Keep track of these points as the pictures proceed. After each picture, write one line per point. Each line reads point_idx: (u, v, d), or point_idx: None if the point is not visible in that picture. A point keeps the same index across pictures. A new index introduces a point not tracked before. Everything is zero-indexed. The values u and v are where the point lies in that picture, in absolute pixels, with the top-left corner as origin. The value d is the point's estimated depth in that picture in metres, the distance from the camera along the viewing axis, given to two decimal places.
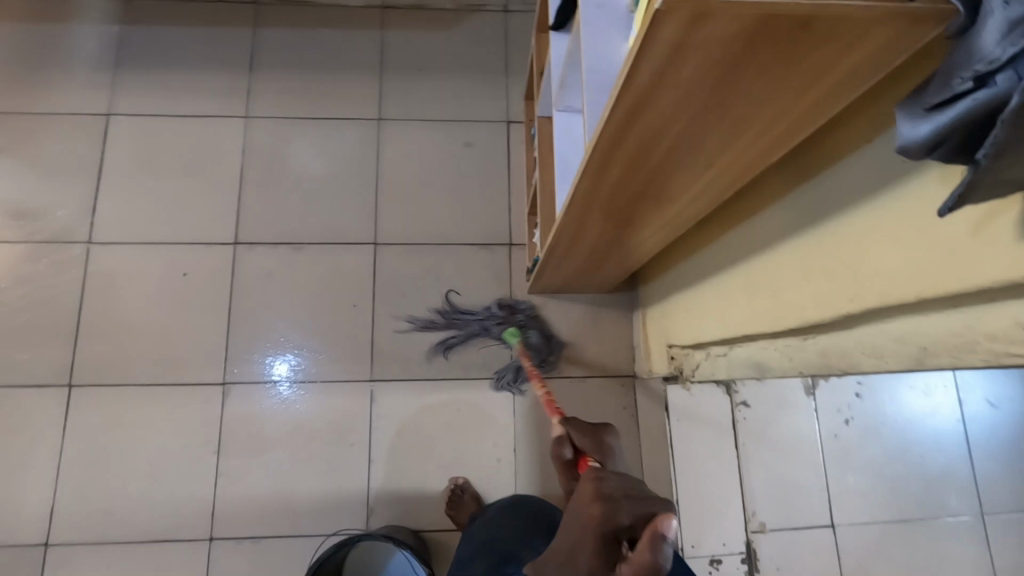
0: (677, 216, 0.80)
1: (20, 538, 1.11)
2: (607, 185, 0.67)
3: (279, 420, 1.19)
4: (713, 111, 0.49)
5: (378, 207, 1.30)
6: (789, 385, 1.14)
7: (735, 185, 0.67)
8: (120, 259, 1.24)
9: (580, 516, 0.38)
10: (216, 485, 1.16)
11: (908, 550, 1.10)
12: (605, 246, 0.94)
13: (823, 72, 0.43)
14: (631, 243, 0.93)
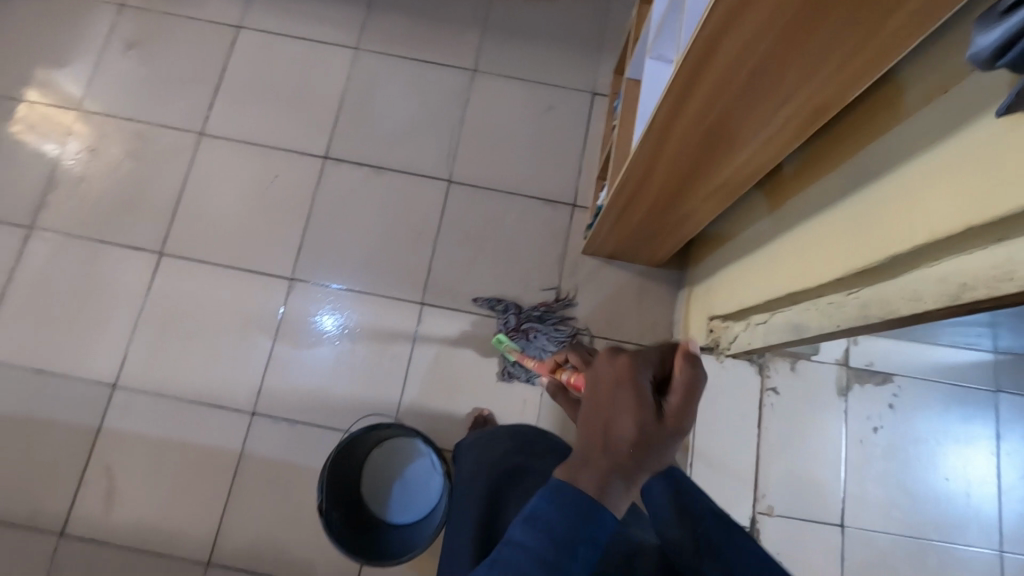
0: (734, 181, 0.85)
1: (92, 376, 1.24)
2: (683, 115, 0.74)
3: (324, 342, 1.27)
4: (801, 31, 0.55)
5: (458, 148, 1.38)
6: (823, 381, 1.14)
7: (792, 147, 0.72)
8: (222, 153, 1.36)
9: (608, 375, 0.43)
10: (267, 368, 1.26)
11: (914, 567, 1.09)
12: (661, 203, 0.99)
13: (895, 12, 0.49)
14: (684, 206, 0.98)
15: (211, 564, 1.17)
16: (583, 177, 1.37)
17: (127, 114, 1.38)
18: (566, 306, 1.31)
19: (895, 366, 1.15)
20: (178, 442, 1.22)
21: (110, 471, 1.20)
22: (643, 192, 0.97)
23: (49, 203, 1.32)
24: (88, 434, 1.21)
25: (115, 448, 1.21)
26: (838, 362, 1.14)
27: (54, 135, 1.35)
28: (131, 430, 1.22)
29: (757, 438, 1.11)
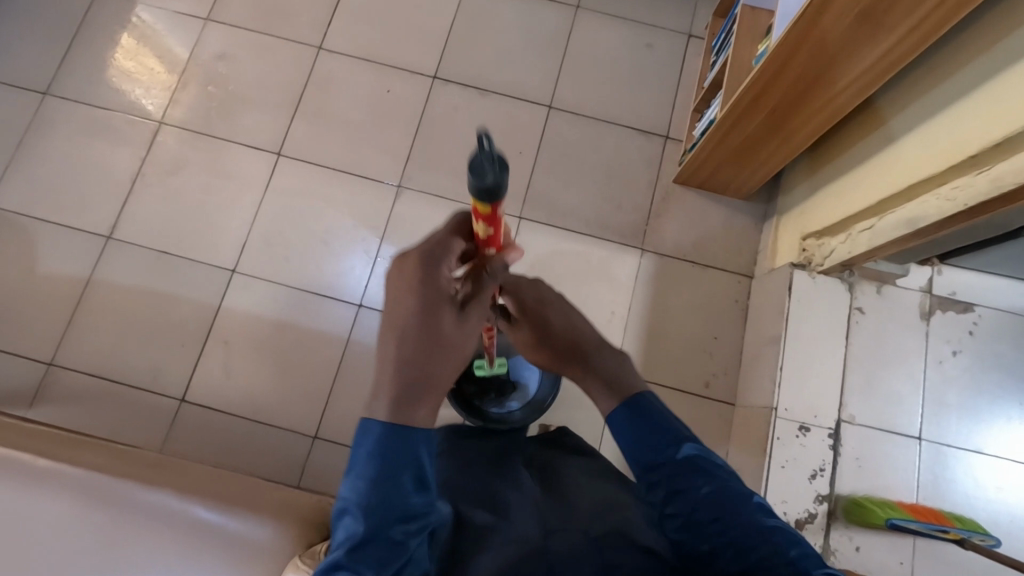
0: (846, 96, 0.95)
1: (215, 260, 1.34)
2: (818, 27, 0.84)
3: (360, 283, 1.34)
4: None
5: (559, 77, 1.47)
6: (906, 305, 1.20)
7: (907, 59, 0.83)
8: (341, 67, 1.46)
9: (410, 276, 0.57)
10: (373, 260, 1.35)
11: (987, 482, 1.14)
12: (769, 127, 1.08)
13: None
14: (792, 128, 1.07)
15: (318, 437, 1.25)
16: (677, 112, 1.45)
17: (253, 25, 1.47)
18: (656, 228, 1.38)
19: (977, 297, 1.20)
20: (290, 326, 1.31)
21: (227, 346, 1.29)
22: (755, 114, 1.06)
23: (178, 102, 1.42)
24: (208, 310, 1.31)
25: (232, 326, 1.30)
26: (922, 289, 1.20)
27: (154, 96, 1.43)
28: (247, 311, 1.31)
29: (845, 355, 1.16)
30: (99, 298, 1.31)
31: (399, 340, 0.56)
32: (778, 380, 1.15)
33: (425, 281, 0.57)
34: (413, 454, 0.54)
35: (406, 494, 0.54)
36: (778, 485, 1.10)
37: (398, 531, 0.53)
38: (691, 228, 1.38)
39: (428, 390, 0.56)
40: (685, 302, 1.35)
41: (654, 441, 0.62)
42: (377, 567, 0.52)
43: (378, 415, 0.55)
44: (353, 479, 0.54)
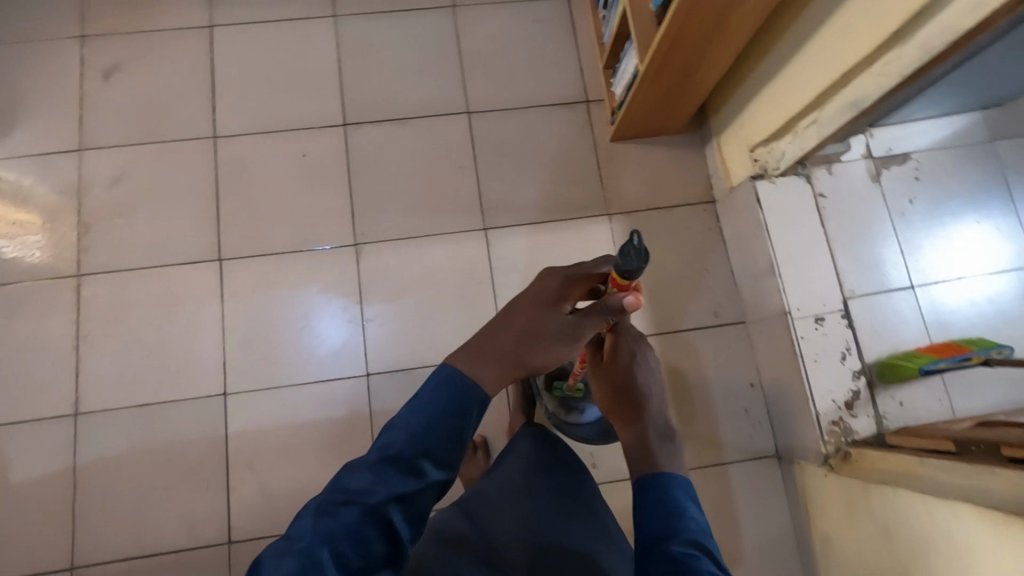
0: (759, 7, 0.99)
1: (200, 391, 1.24)
2: None
3: (357, 342, 1.29)
4: None
5: (466, 82, 1.44)
6: (857, 176, 1.29)
7: None
8: (246, 148, 1.37)
9: (546, 285, 0.79)
10: (359, 317, 1.31)
11: (979, 300, 1.25)
12: (692, 61, 1.12)
13: None
14: (713, 54, 1.11)
15: None
16: (587, 74, 1.46)
17: (135, 139, 1.36)
18: (613, 190, 1.40)
19: (909, 145, 1.31)
20: (308, 424, 1.25)
21: (254, 470, 1.22)
22: (678, 53, 1.09)
23: (88, 247, 1.30)
24: (217, 444, 1.22)
25: (250, 449, 1.22)
26: (864, 156, 1.29)
27: (59, 250, 1.29)
28: (258, 427, 1.23)
29: (828, 240, 1.23)
30: (95, 480, 1.19)
31: (517, 319, 0.77)
32: (782, 285, 1.20)
33: (551, 302, 0.78)
34: (460, 398, 0.68)
35: (441, 438, 0.66)
36: (817, 379, 1.16)
37: (423, 466, 0.66)
38: (644, 178, 1.42)
39: (503, 354, 0.73)
40: (666, 248, 1.38)
41: (663, 518, 0.73)
42: (399, 480, 0.64)
43: (462, 356, 0.72)
44: (408, 414, 0.68)
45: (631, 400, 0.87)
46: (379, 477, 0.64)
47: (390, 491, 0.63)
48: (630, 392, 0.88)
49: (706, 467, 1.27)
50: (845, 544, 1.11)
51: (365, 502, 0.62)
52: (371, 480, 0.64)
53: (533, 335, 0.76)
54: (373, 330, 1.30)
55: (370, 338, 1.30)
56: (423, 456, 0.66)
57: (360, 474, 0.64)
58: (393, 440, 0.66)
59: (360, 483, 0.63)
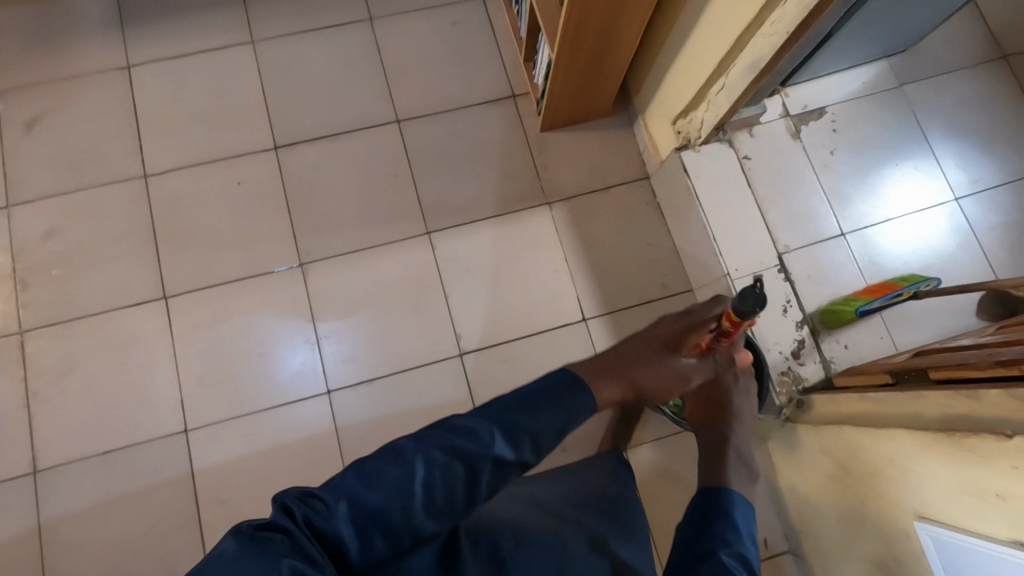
0: None
1: (161, 431, 1.23)
2: None
3: (314, 364, 1.29)
4: None
5: (392, 91, 1.46)
6: (778, 135, 1.33)
7: None
8: (179, 183, 1.36)
9: (667, 322, 0.93)
10: (312, 340, 1.31)
11: (905, 239, 1.32)
12: (600, 45, 1.15)
13: None
14: (619, 35, 1.14)
15: None
16: (510, 70, 1.49)
17: (64, 188, 1.34)
18: (550, 179, 1.43)
19: (823, 100, 1.36)
20: (275, 449, 1.24)
21: (226, 502, 1.21)
22: (584, 38, 1.12)
23: (28, 302, 1.28)
24: (184, 481, 1.21)
25: (219, 482, 1.22)
26: (782, 116, 1.34)
27: None
28: (224, 459, 1.23)
29: (757, 200, 1.28)
30: (62, 535, 1.17)
31: (633, 344, 0.90)
32: (719, 249, 1.23)
33: (667, 335, 0.91)
34: (573, 390, 0.80)
35: (547, 423, 0.76)
36: (763, 333, 1.20)
37: (522, 444, 0.75)
38: (578, 163, 1.45)
39: (612, 371, 0.85)
40: (608, 228, 1.41)
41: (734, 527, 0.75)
42: (502, 443, 0.73)
43: (582, 367, 0.85)
44: (512, 395, 0.79)
45: (715, 415, 0.91)
46: (485, 434, 0.73)
47: (493, 449, 0.72)
48: (720, 410, 0.91)
49: (673, 436, 1.30)
50: (809, 489, 1.12)
51: (468, 448, 0.71)
52: (478, 433, 0.73)
53: (644, 360, 0.88)
54: (329, 350, 1.30)
55: (327, 358, 1.30)
56: (522, 430, 0.75)
57: (465, 426, 0.74)
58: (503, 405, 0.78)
59: (466, 430, 0.73)
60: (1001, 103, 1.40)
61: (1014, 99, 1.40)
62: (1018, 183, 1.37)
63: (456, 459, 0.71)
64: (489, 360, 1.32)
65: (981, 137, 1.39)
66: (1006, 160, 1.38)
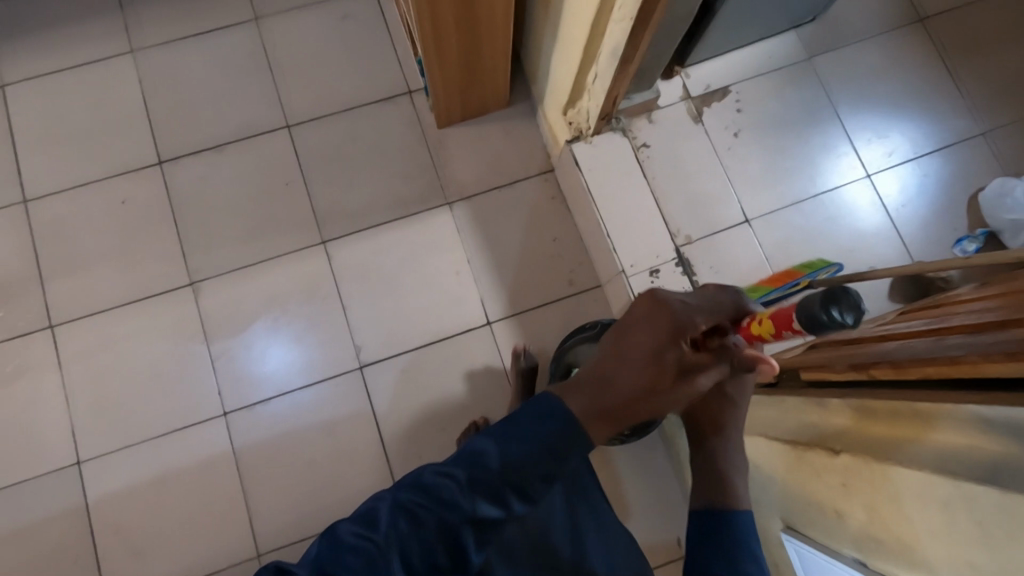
0: None
1: (53, 464, 1.21)
2: None
3: (272, 371, 1.27)
4: None
5: (281, 94, 1.39)
6: (678, 118, 1.26)
7: None
8: (60, 207, 1.32)
9: (660, 315, 0.58)
10: (283, 342, 1.29)
11: (816, 220, 1.26)
12: (468, 37, 1.08)
13: None
14: (486, 26, 1.07)
15: (261, 553, 1.19)
16: (405, 64, 1.42)
17: None
18: (450, 177, 1.37)
19: (727, 78, 1.29)
20: (171, 476, 1.22)
21: (120, 533, 1.19)
22: (446, 32, 1.05)
23: None
24: (79, 515, 1.19)
25: (114, 513, 1.19)
26: (683, 98, 1.27)
27: None
28: (117, 490, 1.20)
29: (654, 190, 1.22)
30: None
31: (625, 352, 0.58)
32: (612, 245, 1.17)
33: (666, 334, 0.57)
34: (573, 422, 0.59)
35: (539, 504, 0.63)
36: None
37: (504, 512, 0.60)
38: (480, 158, 1.38)
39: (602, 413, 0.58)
40: (512, 225, 1.36)
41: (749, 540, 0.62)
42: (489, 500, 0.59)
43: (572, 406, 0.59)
44: (516, 425, 0.59)
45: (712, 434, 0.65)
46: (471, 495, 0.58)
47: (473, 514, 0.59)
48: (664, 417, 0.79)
49: None
50: None
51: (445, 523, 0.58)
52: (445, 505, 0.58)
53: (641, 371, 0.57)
54: (284, 357, 1.28)
55: (282, 364, 1.28)
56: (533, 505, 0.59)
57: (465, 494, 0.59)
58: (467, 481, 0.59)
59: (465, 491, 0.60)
60: (917, 71, 1.33)
61: (931, 65, 1.33)
62: (936, 154, 1.30)
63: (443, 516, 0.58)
64: (390, 371, 1.28)
65: (897, 107, 1.31)
66: (923, 130, 1.31)
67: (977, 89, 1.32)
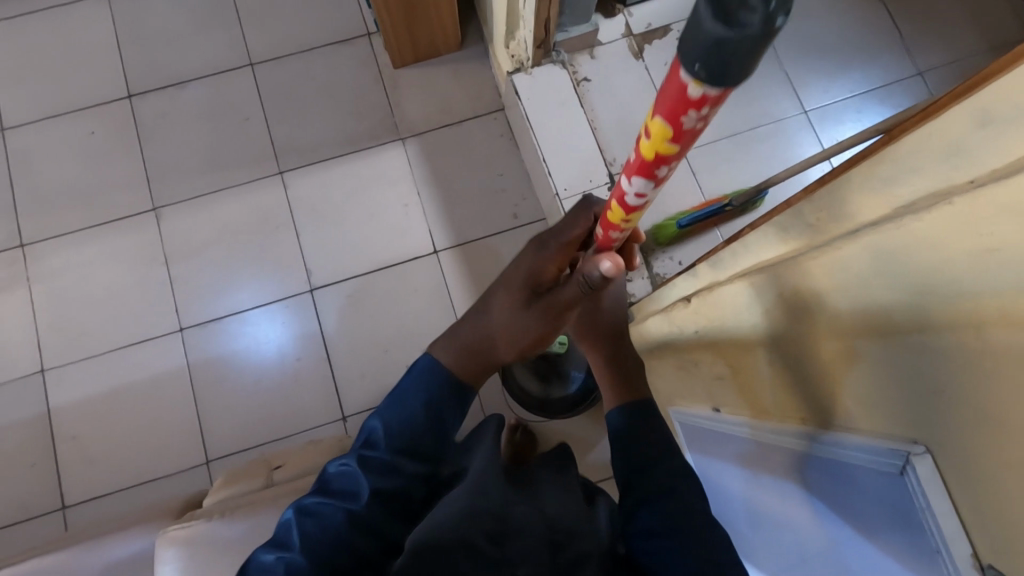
0: None
1: (18, 372, 1.28)
2: None
3: (226, 293, 1.34)
4: None
5: (244, 35, 1.46)
6: (618, 55, 1.31)
7: None
8: (33, 136, 1.40)
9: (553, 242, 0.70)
10: (251, 286, 1.34)
11: (751, 153, 1.29)
12: None
13: None
14: None
15: (209, 460, 1.25)
16: (363, 8, 1.48)
17: None
18: (402, 115, 1.43)
19: (668, 17, 1.33)
20: (127, 386, 1.28)
21: (77, 438, 1.26)
22: None
23: None
24: (39, 419, 1.26)
25: (72, 419, 1.26)
26: (624, 35, 1.31)
27: None
28: (76, 398, 1.27)
29: (591, 122, 1.26)
30: None
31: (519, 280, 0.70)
32: (549, 171, 1.22)
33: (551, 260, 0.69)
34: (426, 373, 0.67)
35: (421, 435, 0.63)
36: None
37: (402, 463, 0.62)
38: (432, 97, 1.44)
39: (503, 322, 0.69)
40: (461, 160, 1.41)
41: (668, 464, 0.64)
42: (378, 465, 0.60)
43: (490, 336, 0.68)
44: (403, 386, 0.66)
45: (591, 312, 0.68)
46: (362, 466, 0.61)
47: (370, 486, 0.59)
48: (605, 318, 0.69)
49: None
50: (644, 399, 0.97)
51: (348, 501, 0.58)
52: (351, 477, 0.60)
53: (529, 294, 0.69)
54: (252, 293, 1.34)
55: (251, 303, 1.33)
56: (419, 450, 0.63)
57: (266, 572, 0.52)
58: (374, 430, 0.64)
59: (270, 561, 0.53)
60: (857, 12, 1.36)
61: (870, 7, 1.36)
62: (873, 93, 1.33)
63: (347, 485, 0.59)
64: (337, 294, 1.34)
65: (837, 47, 1.35)
66: (860, 69, 1.34)
67: (914, 31, 1.35)
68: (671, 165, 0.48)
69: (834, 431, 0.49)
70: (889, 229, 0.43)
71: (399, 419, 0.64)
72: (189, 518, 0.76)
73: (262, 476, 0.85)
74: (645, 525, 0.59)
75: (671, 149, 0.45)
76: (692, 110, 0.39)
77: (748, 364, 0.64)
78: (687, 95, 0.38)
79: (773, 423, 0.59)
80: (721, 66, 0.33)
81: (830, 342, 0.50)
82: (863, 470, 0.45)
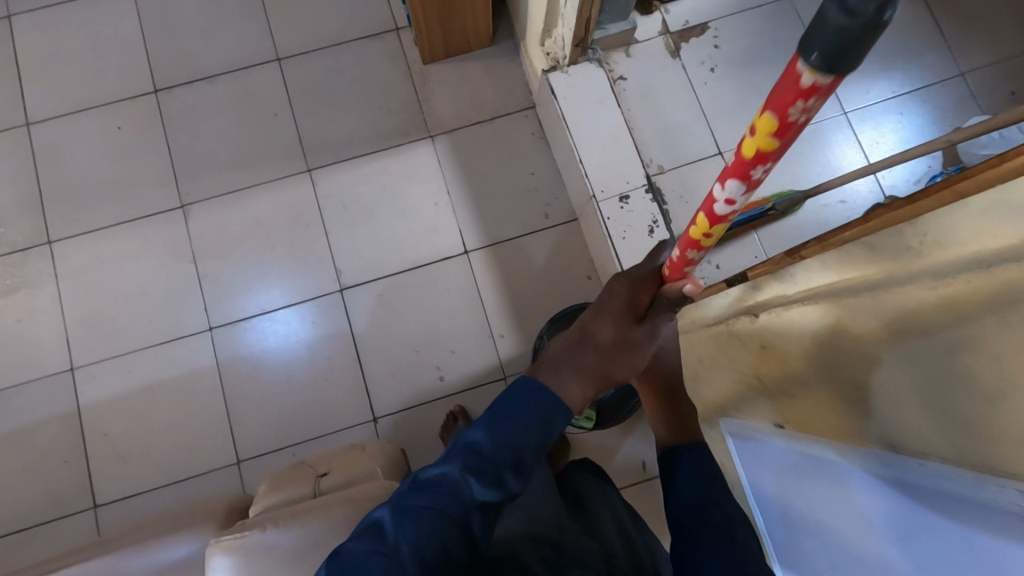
0: None
1: (47, 369, 1.28)
2: None
3: (255, 292, 1.32)
4: None
5: (271, 29, 1.43)
6: (655, 53, 1.28)
7: None
8: (59, 131, 1.38)
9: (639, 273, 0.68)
10: (281, 283, 1.33)
11: (790, 155, 1.27)
12: None
13: None
14: None
15: (241, 460, 1.25)
16: (393, 2, 1.45)
17: None
18: (433, 112, 1.41)
19: (706, 15, 1.31)
20: (158, 385, 1.28)
21: (109, 437, 1.25)
22: None
23: None
24: (70, 418, 1.26)
25: (102, 418, 1.26)
26: (660, 33, 1.29)
27: None
28: (106, 397, 1.27)
29: (627, 122, 1.24)
30: None
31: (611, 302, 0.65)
32: (585, 170, 1.20)
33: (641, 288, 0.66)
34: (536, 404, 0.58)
35: (528, 448, 0.57)
36: (627, 254, 1.17)
37: (506, 476, 0.57)
38: (463, 93, 1.41)
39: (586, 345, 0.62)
40: (492, 159, 1.39)
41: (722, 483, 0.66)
42: (480, 482, 0.56)
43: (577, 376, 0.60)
44: (513, 402, 0.58)
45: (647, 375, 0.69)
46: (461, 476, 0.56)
47: (473, 496, 0.56)
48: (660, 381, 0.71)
49: None
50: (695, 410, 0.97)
51: (447, 505, 0.55)
52: (452, 482, 0.56)
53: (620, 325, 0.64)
54: (280, 292, 1.33)
55: (278, 302, 1.32)
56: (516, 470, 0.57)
57: (360, 565, 0.53)
58: (476, 442, 0.57)
59: (365, 554, 0.54)
60: (898, 11, 1.33)
61: (912, 6, 1.33)
62: (914, 94, 1.30)
63: (447, 493, 0.55)
64: (367, 294, 1.33)
65: (877, 47, 1.32)
66: (901, 70, 1.31)
67: (957, 31, 1.32)
68: (767, 168, 0.42)
69: (897, 449, 0.56)
70: (989, 271, 0.48)
71: (506, 430, 0.57)
72: (240, 527, 0.76)
73: (310, 483, 0.85)
74: (700, 563, 0.58)
75: (772, 146, 0.38)
76: (799, 100, 0.34)
77: (824, 378, 0.68)
78: (799, 81, 0.33)
79: (834, 436, 0.65)
80: (837, 53, 0.30)
81: (925, 365, 0.53)
82: (939, 496, 0.49)
